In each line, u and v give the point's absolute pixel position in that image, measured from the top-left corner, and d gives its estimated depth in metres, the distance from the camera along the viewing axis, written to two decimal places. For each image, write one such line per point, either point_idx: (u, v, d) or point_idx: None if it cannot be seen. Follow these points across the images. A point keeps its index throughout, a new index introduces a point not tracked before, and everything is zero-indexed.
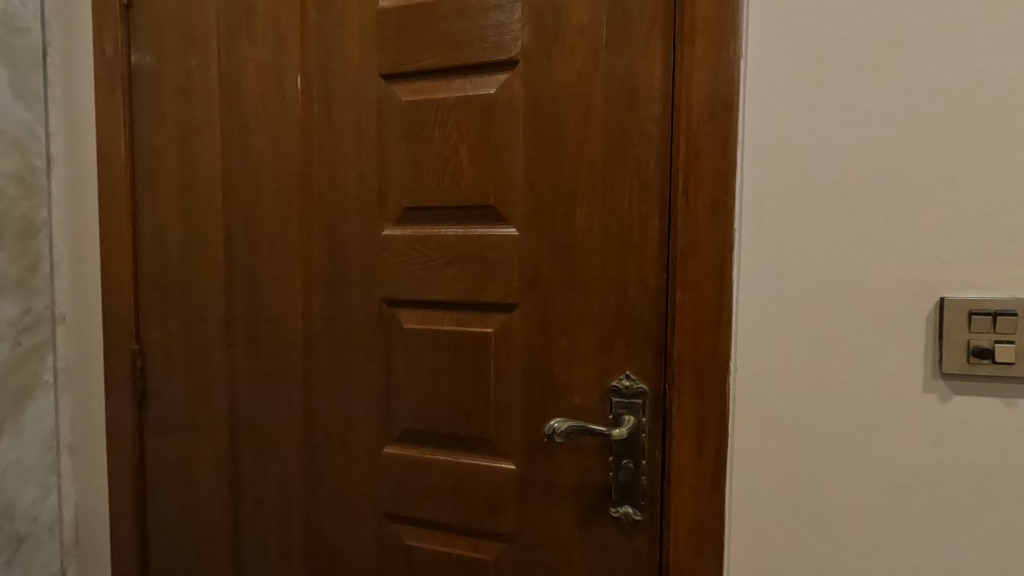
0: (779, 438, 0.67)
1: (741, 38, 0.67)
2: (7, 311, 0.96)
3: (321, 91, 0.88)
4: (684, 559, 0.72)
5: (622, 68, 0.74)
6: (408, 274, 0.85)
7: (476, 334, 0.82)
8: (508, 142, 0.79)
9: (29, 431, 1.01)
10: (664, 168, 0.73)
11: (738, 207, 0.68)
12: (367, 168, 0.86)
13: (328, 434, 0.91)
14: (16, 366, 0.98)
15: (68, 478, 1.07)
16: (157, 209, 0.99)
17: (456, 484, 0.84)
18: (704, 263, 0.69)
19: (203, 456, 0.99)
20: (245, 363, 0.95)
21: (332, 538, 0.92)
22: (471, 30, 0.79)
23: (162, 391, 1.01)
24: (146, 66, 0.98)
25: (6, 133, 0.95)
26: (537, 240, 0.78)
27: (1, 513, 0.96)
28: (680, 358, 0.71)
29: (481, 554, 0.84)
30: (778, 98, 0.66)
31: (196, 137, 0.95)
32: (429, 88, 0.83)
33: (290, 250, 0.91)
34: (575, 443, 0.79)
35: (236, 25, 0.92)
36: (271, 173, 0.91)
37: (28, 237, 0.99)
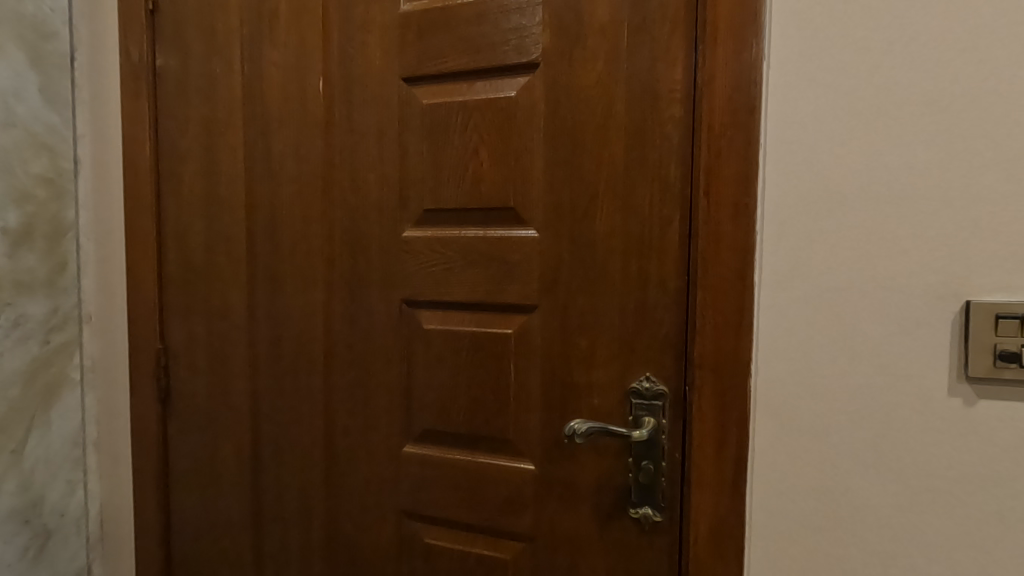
0: (801, 440, 0.67)
1: (763, 41, 0.67)
2: (37, 310, 0.99)
3: (343, 94, 0.89)
4: (705, 561, 0.72)
5: (643, 69, 0.74)
6: (429, 275, 0.86)
7: (495, 335, 0.82)
8: (529, 144, 0.79)
9: (57, 427, 1.03)
10: (685, 170, 0.73)
11: (760, 209, 0.68)
12: (388, 170, 0.87)
13: (349, 433, 0.92)
14: (45, 363, 1.00)
15: (94, 474, 1.10)
16: (181, 210, 1.01)
17: (475, 483, 0.85)
18: (725, 265, 0.69)
19: (225, 454, 1.01)
20: (267, 363, 0.96)
21: (352, 535, 0.93)
22: (491, 33, 0.80)
23: (185, 390, 1.03)
24: (171, 70, 1.00)
25: (35, 136, 0.97)
26: (557, 241, 0.79)
27: (31, 507, 0.99)
28: (700, 360, 0.71)
29: (500, 553, 0.84)
30: (800, 100, 0.65)
31: (220, 139, 0.97)
32: (450, 91, 0.83)
33: (311, 250, 0.92)
34: (594, 444, 0.79)
35: (259, 29, 0.93)
36: (294, 174, 0.92)
37: (56, 238, 1.02)
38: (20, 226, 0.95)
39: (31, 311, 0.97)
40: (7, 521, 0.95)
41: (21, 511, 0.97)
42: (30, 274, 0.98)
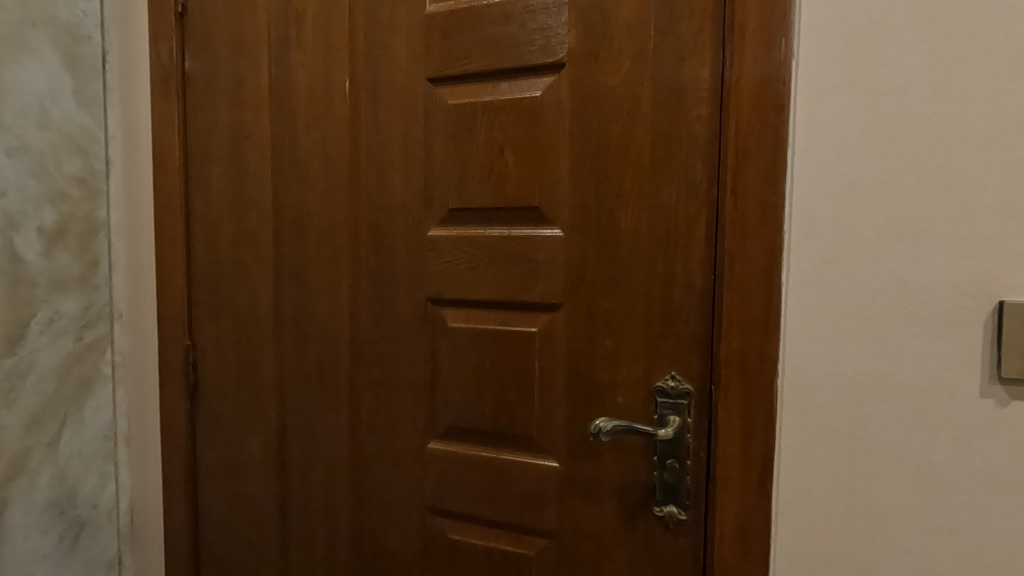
0: (829, 440, 0.67)
1: (792, 40, 0.66)
2: (70, 307, 1.02)
3: (369, 94, 0.90)
4: (730, 560, 0.73)
5: (670, 69, 0.74)
6: (453, 274, 0.87)
7: (520, 334, 0.83)
8: (553, 144, 0.80)
9: (90, 421, 1.06)
10: (712, 170, 0.73)
11: (788, 208, 0.68)
12: (414, 170, 0.88)
13: (374, 429, 0.94)
14: (79, 359, 1.03)
15: (125, 467, 1.12)
16: (209, 210, 1.03)
17: (499, 480, 0.86)
18: (752, 265, 0.69)
19: (252, 449, 1.03)
20: (293, 360, 0.98)
21: (377, 530, 0.95)
22: (517, 34, 0.80)
23: (212, 386, 1.05)
24: (200, 72, 1.02)
25: (69, 137, 1.00)
26: (581, 240, 0.79)
27: (64, 499, 1.02)
28: (726, 359, 0.71)
29: (524, 549, 0.85)
30: (829, 98, 0.65)
31: (248, 140, 0.99)
32: (476, 91, 0.84)
33: (337, 249, 0.93)
34: (619, 443, 0.80)
35: (287, 32, 0.94)
36: (320, 174, 0.94)
37: (89, 237, 1.04)
38: (54, 226, 0.99)
39: (66, 308, 1.01)
40: (42, 512, 0.99)
41: (55, 502, 1.01)
42: (65, 272, 1.01)
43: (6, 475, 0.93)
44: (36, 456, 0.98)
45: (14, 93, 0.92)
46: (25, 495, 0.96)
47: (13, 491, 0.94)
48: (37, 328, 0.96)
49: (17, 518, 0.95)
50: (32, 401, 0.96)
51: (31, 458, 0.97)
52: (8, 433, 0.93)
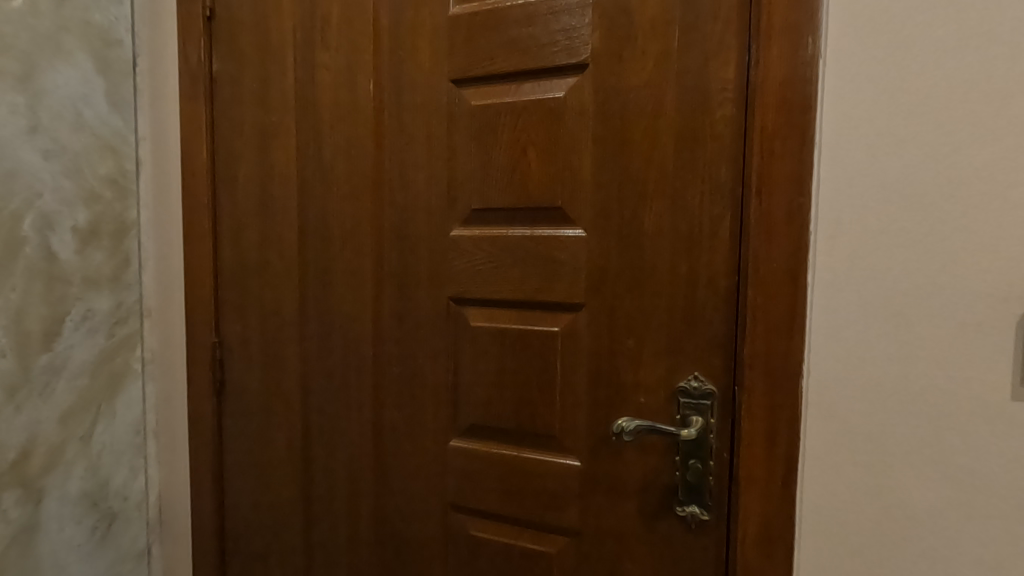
0: (855, 443, 0.66)
1: (820, 39, 0.66)
2: (102, 305, 1.05)
3: (393, 95, 0.91)
4: (753, 560, 0.73)
5: (695, 69, 0.74)
6: (476, 274, 0.87)
7: (542, 333, 0.84)
8: (577, 145, 0.80)
9: (121, 416, 1.09)
10: (737, 170, 0.73)
11: (815, 209, 0.67)
12: (437, 170, 0.89)
13: (396, 426, 0.95)
14: (110, 355, 1.07)
15: (154, 461, 1.15)
16: (236, 209, 1.04)
17: (521, 478, 0.87)
18: (777, 265, 0.69)
19: (278, 445, 1.05)
20: (317, 358, 1.00)
21: (400, 526, 0.96)
22: (540, 35, 0.81)
23: (238, 382, 1.07)
24: (227, 74, 1.03)
25: (101, 140, 1.03)
26: (604, 240, 0.79)
27: (97, 490, 1.05)
28: (750, 360, 0.71)
29: (545, 547, 0.86)
30: (857, 97, 0.65)
31: (274, 142, 1.00)
32: (499, 92, 0.85)
33: (361, 249, 0.95)
34: (641, 443, 0.80)
35: (312, 34, 0.96)
36: (344, 175, 0.95)
37: (120, 236, 1.07)
38: (87, 225, 1.02)
39: (98, 305, 1.04)
40: (76, 503, 1.02)
41: (88, 494, 1.04)
42: (97, 271, 1.04)
43: (42, 465, 0.97)
44: (71, 448, 1.01)
45: (49, 96, 0.95)
46: (60, 486, 1.00)
47: (49, 481, 0.98)
48: (71, 325, 1.00)
49: (52, 508, 0.99)
50: (66, 395, 1.00)
51: (65, 450, 1.00)
52: (43, 426, 0.97)
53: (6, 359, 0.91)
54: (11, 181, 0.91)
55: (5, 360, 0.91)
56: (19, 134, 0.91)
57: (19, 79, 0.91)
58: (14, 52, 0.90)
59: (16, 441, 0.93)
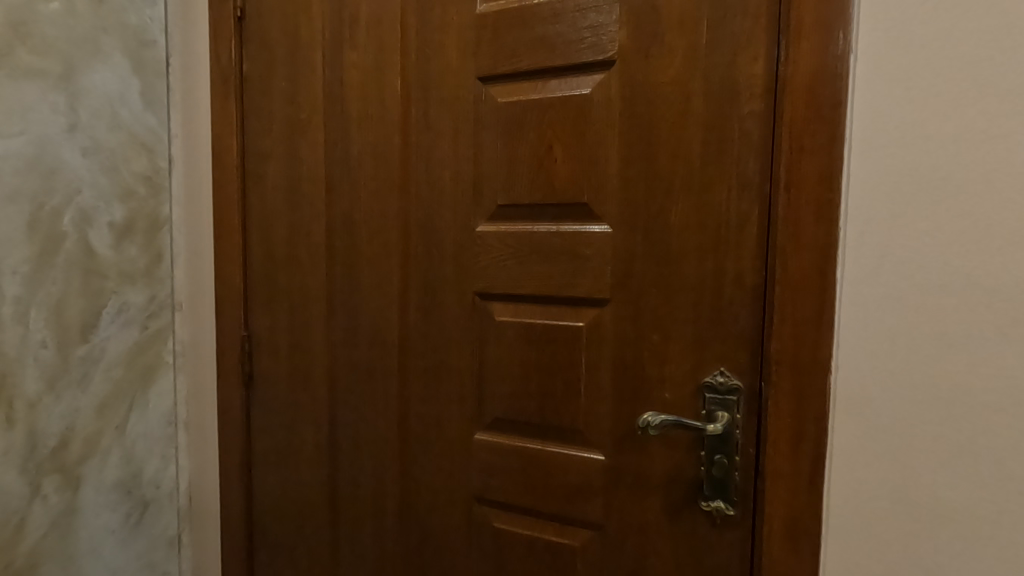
0: (883, 440, 0.66)
1: (851, 34, 0.66)
2: (136, 299, 1.08)
3: (420, 94, 0.92)
4: (779, 556, 0.73)
5: (724, 64, 0.74)
6: (501, 270, 0.88)
7: (568, 328, 0.84)
8: (603, 142, 0.81)
9: (154, 407, 1.12)
10: (765, 166, 0.72)
11: (844, 205, 0.67)
12: (463, 167, 0.90)
13: (422, 420, 0.97)
14: (144, 347, 1.10)
15: (184, 451, 1.18)
16: (265, 206, 1.07)
17: (545, 471, 0.88)
18: (806, 261, 0.69)
19: (305, 436, 1.07)
20: (344, 352, 1.02)
21: (425, 517, 0.98)
22: (567, 32, 0.81)
23: (267, 375, 1.09)
24: (257, 74, 1.06)
25: (135, 138, 1.06)
26: (630, 236, 0.80)
27: (130, 479, 1.08)
28: (777, 356, 0.71)
29: (569, 540, 0.87)
30: (888, 93, 0.64)
31: (303, 140, 1.02)
32: (525, 89, 0.85)
33: (387, 245, 0.96)
34: (666, 437, 0.80)
35: (340, 34, 0.98)
36: (371, 172, 0.97)
37: (153, 232, 1.10)
38: (123, 221, 1.05)
39: (132, 299, 1.07)
40: (111, 490, 1.06)
41: (123, 481, 1.07)
42: (132, 265, 1.07)
43: (80, 453, 1.01)
44: (107, 437, 1.05)
45: (87, 96, 0.98)
46: (97, 473, 1.03)
47: (86, 468, 1.02)
48: (107, 318, 1.03)
49: (89, 495, 1.02)
50: (102, 386, 1.03)
51: (102, 439, 1.04)
52: (81, 415, 1.01)
53: (46, 350, 0.95)
54: (51, 178, 0.94)
55: (45, 351, 0.95)
56: (59, 133, 0.95)
57: (60, 80, 0.95)
58: (54, 53, 0.94)
59: (55, 429, 0.97)
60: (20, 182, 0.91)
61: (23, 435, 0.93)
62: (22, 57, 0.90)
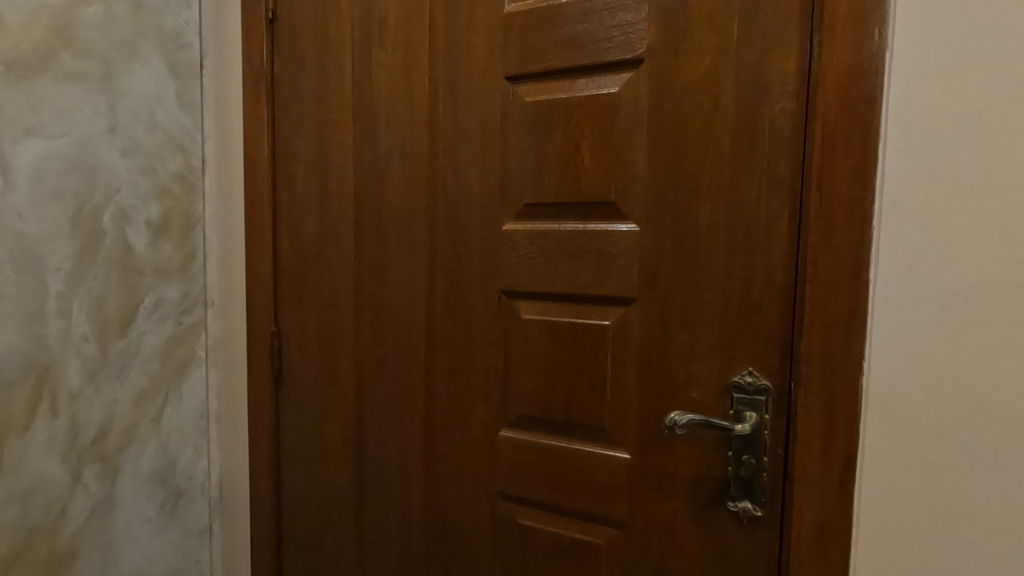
0: (916, 442, 0.65)
1: (886, 30, 0.65)
2: (171, 294, 1.11)
3: (447, 93, 0.93)
4: (807, 559, 0.72)
5: (755, 62, 0.73)
6: (528, 268, 0.89)
7: (594, 327, 0.85)
8: (631, 141, 0.81)
9: (187, 400, 1.15)
10: (796, 164, 0.72)
11: (878, 204, 0.66)
12: (490, 166, 0.91)
13: (448, 416, 0.98)
14: (178, 342, 1.13)
15: (216, 443, 1.21)
16: (295, 204, 1.09)
17: (570, 469, 0.88)
18: (837, 260, 0.68)
19: (332, 431, 1.09)
20: (371, 348, 1.03)
21: (449, 512, 0.99)
22: (596, 31, 0.82)
23: (295, 371, 1.12)
24: (288, 75, 1.08)
25: (171, 138, 1.09)
26: (657, 234, 0.80)
27: (165, 469, 1.12)
28: (807, 356, 0.70)
29: (593, 538, 0.87)
30: (925, 90, 0.63)
31: (332, 139, 1.04)
32: (553, 88, 0.86)
33: (415, 243, 0.97)
34: (693, 437, 0.80)
35: (369, 35, 0.99)
36: (399, 171, 0.98)
37: (188, 229, 1.13)
38: (159, 219, 1.08)
39: (167, 295, 1.10)
40: (147, 480, 1.09)
41: (157, 472, 1.11)
42: (167, 262, 1.10)
43: (118, 443, 1.04)
44: (143, 429, 1.08)
45: (126, 97, 1.02)
46: (134, 463, 1.07)
47: (124, 458, 1.05)
48: (144, 312, 1.07)
49: (126, 484, 1.06)
50: (139, 378, 1.07)
51: (138, 430, 1.07)
52: (120, 407, 1.04)
53: (88, 343, 0.99)
54: (93, 178, 0.98)
55: (87, 344, 0.99)
56: (100, 134, 0.98)
57: (101, 83, 0.98)
58: (96, 56, 0.97)
59: (95, 420, 1.01)
60: (64, 181, 0.94)
61: (65, 425, 0.97)
62: (65, 62, 0.93)
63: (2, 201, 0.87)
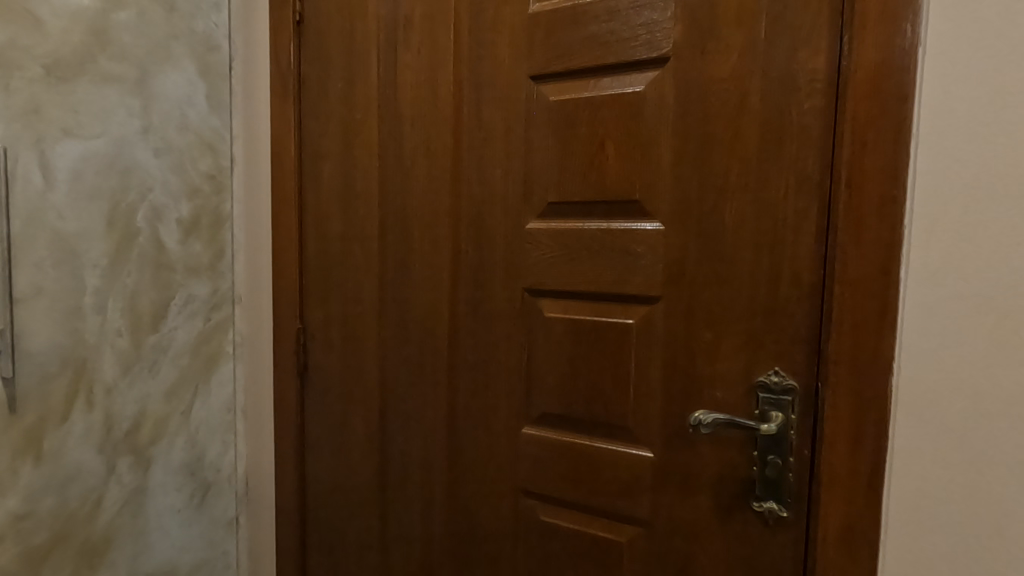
0: (947, 444, 0.64)
1: (919, 26, 0.64)
2: (200, 291, 1.13)
3: (472, 92, 0.94)
4: (834, 561, 0.71)
5: (784, 59, 0.73)
6: (551, 266, 0.89)
7: (617, 325, 0.85)
8: (656, 139, 0.81)
9: (216, 394, 1.18)
10: (825, 162, 0.71)
11: (909, 203, 0.65)
12: (514, 164, 0.91)
13: (471, 413, 0.99)
14: (207, 337, 1.15)
15: (242, 438, 1.23)
16: (321, 203, 1.10)
17: (593, 466, 0.88)
18: (867, 260, 0.68)
19: (356, 426, 1.10)
20: (395, 346, 1.05)
21: (471, 508, 1.00)
22: (621, 30, 0.82)
23: (321, 367, 1.14)
24: (314, 75, 1.09)
25: (201, 138, 1.12)
26: (682, 233, 0.80)
27: (194, 462, 1.15)
28: (835, 356, 0.70)
29: (616, 536, 0.87)
30: (958, 87, 0.62)
31: (357, 139, 1.05)
32: (578, 87, 0.86)
33: (438, 241, 0.99)
34: (717, 436, 0.80)
35: (395, 35, 1.00)
36: (424, 170, 0.99)
37: (216, 228, 1.16)
38: (190, 217, 1.11)
39: (197, 291, 1.13)
40: (177, 472, 1.12)
41: (187, 465, 1.14)
42: (197, 259, 1.13)
43: (150, 436, 1.07)
44: (174, 422, 1.11)
45: (160, 99, 1.04)
46: (165, 455, 1.10)
47: (155, 450, 1.08)
48: (175, 308, 1.09)
49: (158, 475, 1.09)
50: (170, 373, 1.09)
51: (169, 423, 1.10)
52: (152, 400, 1.07)
53: (122, 337, 1.02)
54: (127, 177, 1.01)
55: (121, 338, 1.02)
56: (134, 134, 1.01)
57: (136, 85, 1.01)
58: (132, 59, 1.00)
59: (129, 413, 1.03)
60: (100, 181, 0.97)
61: (100, 417, 1.00)
62: (102, 64, 0.96)
63: (43, 200, 0.91)
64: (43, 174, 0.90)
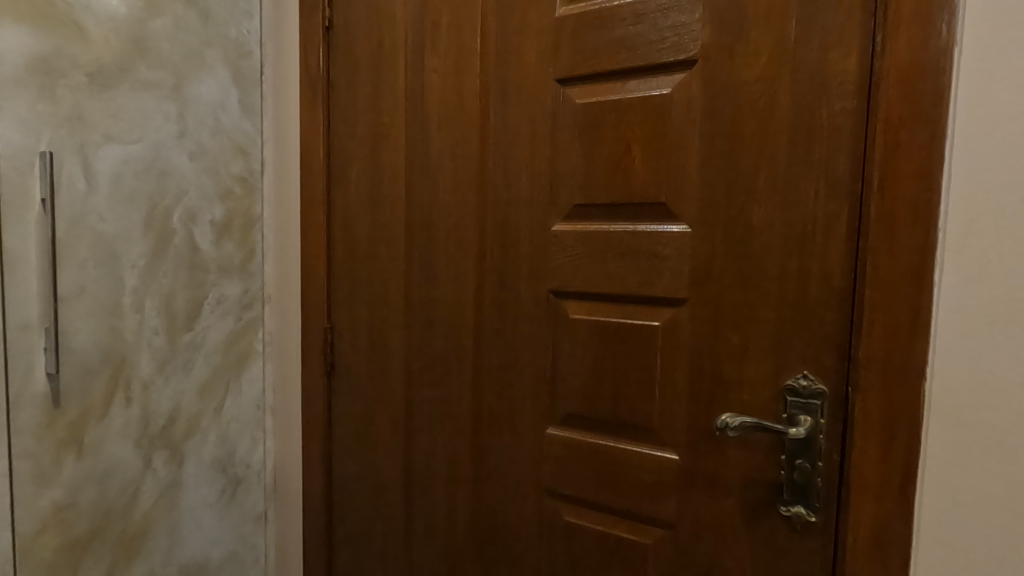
0: (983, 451, 0.63)
1: (955, 25, 0.63)
2: (232, 291, 1.16)
3: (498, 95, 0.95)
4: (864, 567, 0.71)
5: (814, 60, 0.72)
6: (577, 268, 0.90)
7: (643, 327, 0.85)
8: (683, 141, 0.81)
9: (246, 392, 1.21)
10: (856, 165, 0.70)
11: (944, 205, 0.64)
12: (540, 166, 0.92)
13: (495, 414, 1.00)
14: (238, 336, 1.18)
15: (271, 435, 1.26)
16: (348, 205, 1.13)
17: (618, 468, 0.89)
18: (899, 262, 0.67)
19: (382, 424, 1.12)
20: (421, 346, 1.06)
21: (496, 507, 1.01)
22: (648, 33, 0.82)
23: (348, 366, 1.16)
24: (342, 79, 1.11)
25: (233, 142, 1.15)
26: (709, 235, 0.80)
27: (225, 458, 1.17)
28: (866, 360, 0.69)
29: (640, 537, 0.88)
30: (995, 87, 0.61)
31: (385, 142, 1.07)
32: (604, 90, 0.86)
33: (464, 243, 1.00)
34: (744, 439, 0.79)
35: (422, 39, 1.02)
36: (450, 173, 1.00)
37: (248, 229, 1.18)
38: (222, 219, 1.14)
39: (229, 291, 1.16)
40: (209, 467, 1.15)
41: (218, 460, 1.17)
42: (229, 260, 1.16)
43: (184, 431, 1.10)
44: (206, 419, 1.14)
45: (194, 104, 1.07)
46: (197, 450, 1.13)
47: (189, 445, 1.11)
48: (208, 308, 1.12)
49: (191, 470, 1.12)
50: (203, 370, 1.13)
51: (202, 420, 1.13)
52: (185, 396, 1.10)
53: (158, 336, 1.05)
54: (164, 180, 1.04)
55: (157, 336, 1.05)
56: (171, 139, 1.04)
57: (172, 90, 1.04)
58: (169, 66, 1.03)
59: (164, 409, 1.07)
60: (138, 184, 1.00)
61: (138, 412, 1.03)
62: (141, 71, 0.99)
63: (86, 203, 0.94)
64: (86, 177, 0.94)
